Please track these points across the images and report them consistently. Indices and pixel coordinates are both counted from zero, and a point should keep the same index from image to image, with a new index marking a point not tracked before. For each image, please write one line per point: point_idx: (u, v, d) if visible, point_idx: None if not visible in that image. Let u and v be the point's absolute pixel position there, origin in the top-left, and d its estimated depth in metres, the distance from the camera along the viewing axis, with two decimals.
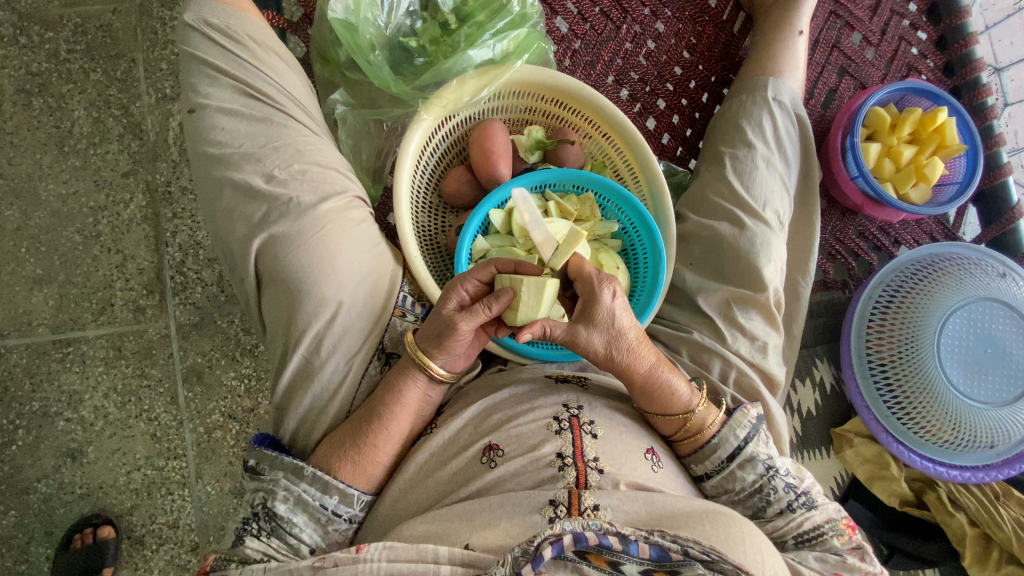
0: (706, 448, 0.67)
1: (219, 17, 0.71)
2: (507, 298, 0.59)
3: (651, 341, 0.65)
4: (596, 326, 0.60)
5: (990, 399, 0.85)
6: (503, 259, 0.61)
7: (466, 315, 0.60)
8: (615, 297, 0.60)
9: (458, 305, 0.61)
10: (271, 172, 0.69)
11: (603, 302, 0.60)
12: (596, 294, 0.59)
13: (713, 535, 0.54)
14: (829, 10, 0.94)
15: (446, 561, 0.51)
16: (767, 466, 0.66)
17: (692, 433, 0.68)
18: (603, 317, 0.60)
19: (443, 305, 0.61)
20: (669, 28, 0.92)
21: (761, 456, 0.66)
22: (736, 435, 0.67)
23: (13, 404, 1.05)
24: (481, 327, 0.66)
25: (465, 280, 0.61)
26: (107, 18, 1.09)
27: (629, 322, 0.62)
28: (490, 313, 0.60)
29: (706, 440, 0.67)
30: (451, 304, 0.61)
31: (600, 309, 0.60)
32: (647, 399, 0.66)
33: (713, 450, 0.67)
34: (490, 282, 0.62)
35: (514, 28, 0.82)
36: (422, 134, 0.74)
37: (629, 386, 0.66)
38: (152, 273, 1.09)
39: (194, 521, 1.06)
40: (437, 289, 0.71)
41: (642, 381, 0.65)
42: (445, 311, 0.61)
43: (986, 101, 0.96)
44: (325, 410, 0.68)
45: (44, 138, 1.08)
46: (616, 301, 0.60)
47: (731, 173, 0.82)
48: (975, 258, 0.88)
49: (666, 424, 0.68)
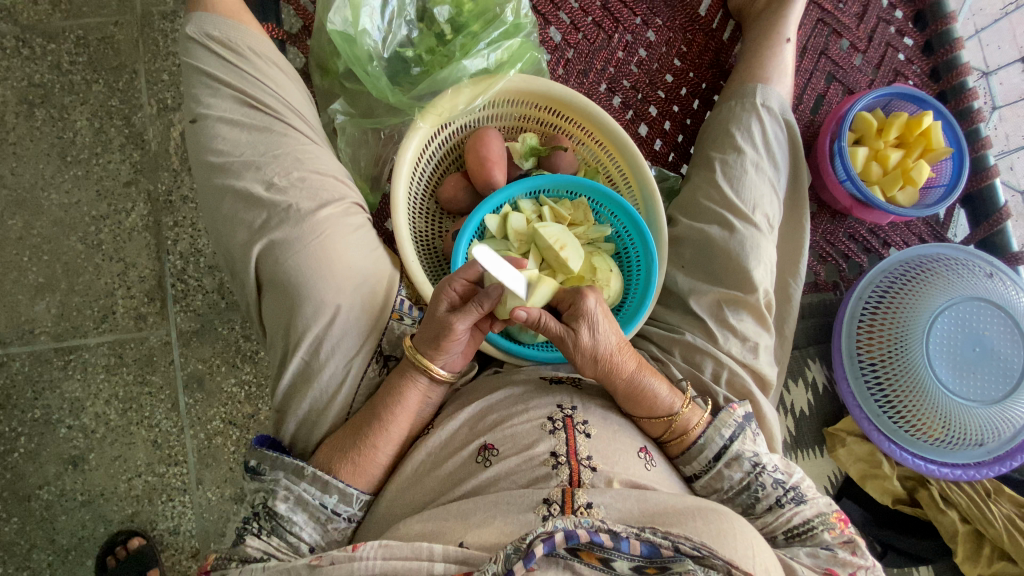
0: (694, 448, 0.69)
1: (220, 30, 0.73)
2: (497, 294, 0.60)
3: (633, 348, 0.69)
4: (581, 329, 0.64)
5: (979, 397, 0.87)
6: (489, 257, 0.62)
7: (461, 314, 0.62)
8: (598, 304, 0.65)
9: (449, 306, 0.63)
10: (271, 180, 0.70)
11: (588, 307, 0.64)
12: (581, 298, 0.64)
13: (703, 531, 0.55)
14: (817, 18, 0.97)
15: (440, 558, 0.52)
16: (753, 463, 0.67)
17: (678, 435, 0.69)
18: (590, 322, 0.64)
19: (437, 306, 0.63)
20: (660, 36, 0.94)
21: (747, 454, 0.68)
22: (721, 435, 0.68)
23: (14, 412, 1.07)
24: (476, 324, 0.69)
25: (453, 280, 0.62)
26: (109, 30, 1.11)
27: (612, 329, 0.66)
28: (483, 310, 0.61)
29: (693, 441, 0.69)
30: (444, 305, 0.63)
31: (585, 313, 0.64)
32: (632, 404, 0.69)
33: (700, 451, 0.69)
34: (477, 281, 0.63)
35: (508, 37, 0.84)
36: (419, 142, 0.76)
37: (613, 394, 0.69)
38: (153, 281, 1.10)
39: (195, 527, 1.07)
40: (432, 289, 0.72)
41: (625, 385, 0.68)
42: (438, 313, 0.63)
43: (972, 105, 0.98)
44: (324, 412, 0.69)
45: (47, 148, 1.10)
46: (598, 305, 0.65)
47: (721, 177, 0.84)
48: (962, 259, 0.90)
49: (657, 425, 0.69)
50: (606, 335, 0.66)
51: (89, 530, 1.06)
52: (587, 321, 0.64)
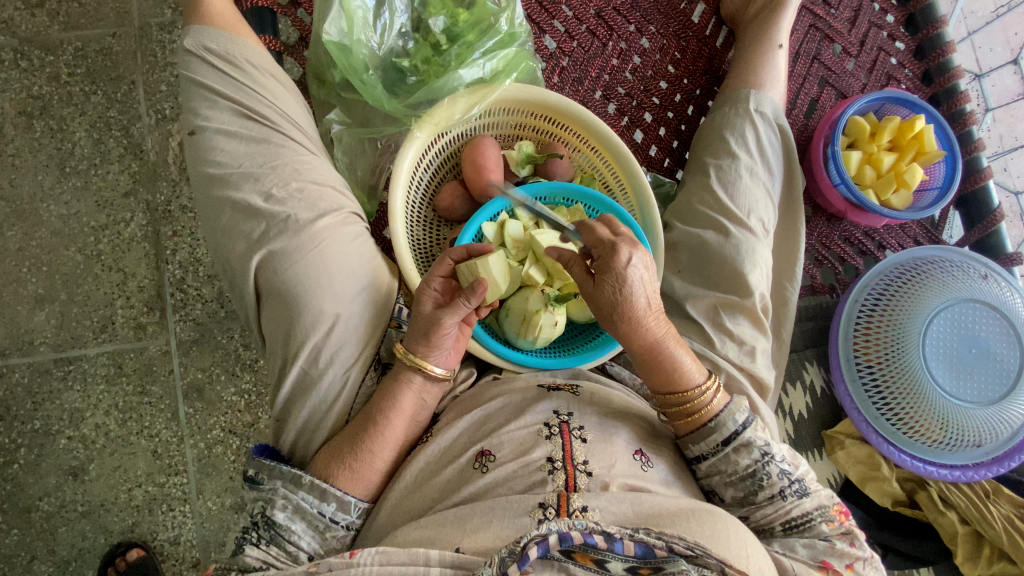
0: (704, 430, 0.68)
1: (217, 43, 0.74)
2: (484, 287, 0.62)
3: (666, 315, 0.69)
4: (609, 284, 0.64)
5: (976, 398, 0.88)
6: (456, 250, 0.67)
7: (449, 309, 0.64)
8: (634, 259, 0.63)
9: (434, 304, 0.66)
10: (269, 190, 0.71)
11: (622, 262, 0.62)
12: (616, 253, 0.62)
13: (698, 532, 0.55)
14: (809, 24, 0.98)
15: (436, 563, 0.52)
16: (763, 451, 0.66)
17: (693, 411, 0.68)
18: (619, 280, 0.63)
19: (422, 305, 0.66)
20: (653, 43, 0.95)
21: (758, 441, 0.67)
22: (734, 421, 0.67)
23: (14, 423, 1.07)
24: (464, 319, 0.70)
25: (430, 279, 0.66)
26: (107, 42, 1.11)
27: (644, 293, 0.65)
28: (471, 306, 0.64)
29: (706, 422, 0.68)
30: (429, 304, 0.66)
31: (615, 269, 0.63)
32: (650, 371, 0.69)
33: (710, 434, 0.68)
34: (452, 277, 0.68)
35: (503, 47, 0.84)
36: (416, 150, 0.76)
37: (633, 355, 0.69)
38: (152, 290, 1.11)
39: (195, 537, 1.07)
40: (417, 275, 0.72)
41: (648, 351, 0.68)
42: (424, 312, 0.66)
43: (964, 108, 0.98)
44: (323, 420, 0.69)
45: (45, 160, 1.10)
46: (634, 261, 0.63)
47: (716, 182, 0.84)
48: (957, 261, 0.91)
49: (666, 400, 0.70)
50: (635, 297, 0.64)
51: (89, 541, 1.06)
52: (616, 278, 0.63)
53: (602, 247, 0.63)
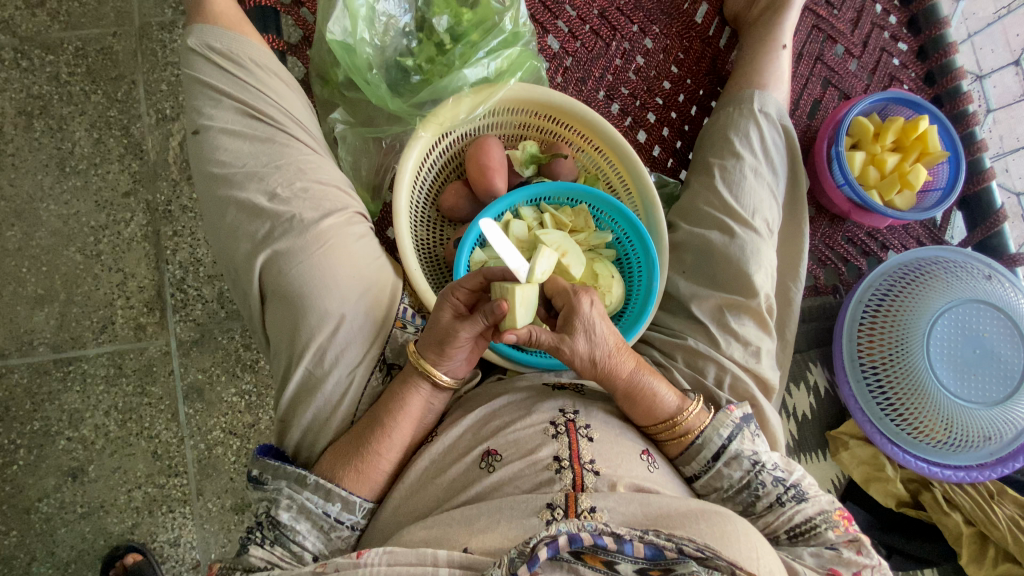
0: (692, 448, 0.68)
1: (222, 42, 0.73)
2: (502, 310, 0.58)
3: (631, 346, 0.67)
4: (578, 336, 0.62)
5: (980, 399, 0.88)
6: (493, 268, 0.60)
7: (468, 323, 0.62)
8: (593, 306, 0.62)
9: (454, 314, 0.63)
10: (274, 190, 0.70)
11: (584, 311, 0.61)
12: (575, 305, 0.61)
13: (708, 533, 0.55)
14: (812, 24, 0.97)
15: (444, 563, 0.52)
16: (753, 461, 0.67)
17: (679, 434, 0.68)
18: (586, 326, 0.62)
19: (442, 313, 0.63)
20: (657, 44, 0.95)
21: (747, 452, 0.67)
22: (719, 435, 0.68)
23: (13, 423, 1.06)
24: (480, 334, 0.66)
25: (456, 288, 0.61)
26: (107, 41, 1.11)
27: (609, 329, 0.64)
28: (488, 323, 0.61)
29: (692, 441, 0.68)
30: (449, 313, 0.62)
31: (580, 318, 0.61)
32: (629, 404, 0.68)
33: (698, 451, 0.68)
34: (482, 290, 0.62)
35: (508, 46, 0.84)
36: (421, 150, 0.76)
37: (612, 393, 0.68)
38: (152, 291, 1.10)
39: (195, 538, 1.07)
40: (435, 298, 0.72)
41: (623, 383, 0.66)
42: (443, 321, 0.63)
43: (967, 109, 0.98)
44: (327, 422, 0.69)
45: (45, 159, 1.10)
46: (594, 310, 0.62)
47: (720, 182, 0.84)
48: (961, 261, 0.91)
49: (650, 424, 0.69)
50: (603, 337, 0.63)
51: (88, 542, 1.05)
52: (583, 326, 0.62)
53: (562, 298, 0.62)
